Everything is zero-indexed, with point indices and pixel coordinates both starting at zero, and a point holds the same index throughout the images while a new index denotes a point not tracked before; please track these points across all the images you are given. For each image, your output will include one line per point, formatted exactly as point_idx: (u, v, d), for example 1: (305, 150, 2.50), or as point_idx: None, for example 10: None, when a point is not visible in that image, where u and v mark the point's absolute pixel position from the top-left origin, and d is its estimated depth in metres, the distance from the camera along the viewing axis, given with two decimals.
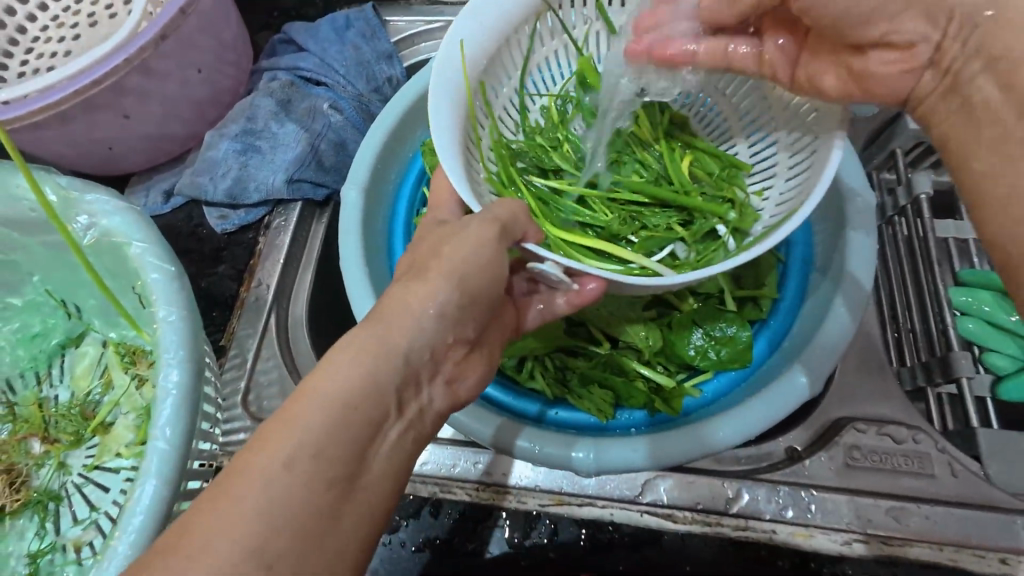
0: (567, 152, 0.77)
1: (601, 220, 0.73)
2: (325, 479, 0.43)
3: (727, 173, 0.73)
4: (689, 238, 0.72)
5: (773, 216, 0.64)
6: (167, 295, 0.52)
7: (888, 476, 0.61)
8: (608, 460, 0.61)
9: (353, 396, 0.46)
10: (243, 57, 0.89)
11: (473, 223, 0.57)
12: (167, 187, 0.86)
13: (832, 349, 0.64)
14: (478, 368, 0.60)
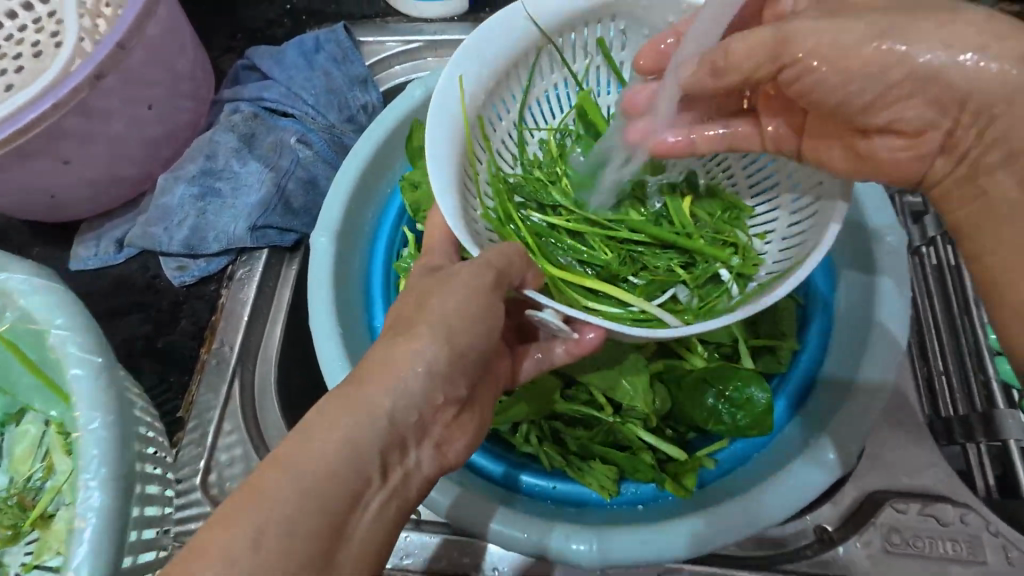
0: (565, 188, 0.68)
1: (599, 259, 0.64)
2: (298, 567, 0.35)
3: (732, 213, 0.66)
4: (691, 281, 0.64)
5: (777, 267, 0.58)
6: (90, 393, 0.46)
7: (931, 564, 0.53)
8: (614, 551, 0.53)
9: (326, 480, 0.38)
10: (202, 87, 0.81)
11: (462, 273, 0.49)
12: (120, 235, 0.78)
13: (862, 414, 0.57)
14: (471, 429, 0.50)
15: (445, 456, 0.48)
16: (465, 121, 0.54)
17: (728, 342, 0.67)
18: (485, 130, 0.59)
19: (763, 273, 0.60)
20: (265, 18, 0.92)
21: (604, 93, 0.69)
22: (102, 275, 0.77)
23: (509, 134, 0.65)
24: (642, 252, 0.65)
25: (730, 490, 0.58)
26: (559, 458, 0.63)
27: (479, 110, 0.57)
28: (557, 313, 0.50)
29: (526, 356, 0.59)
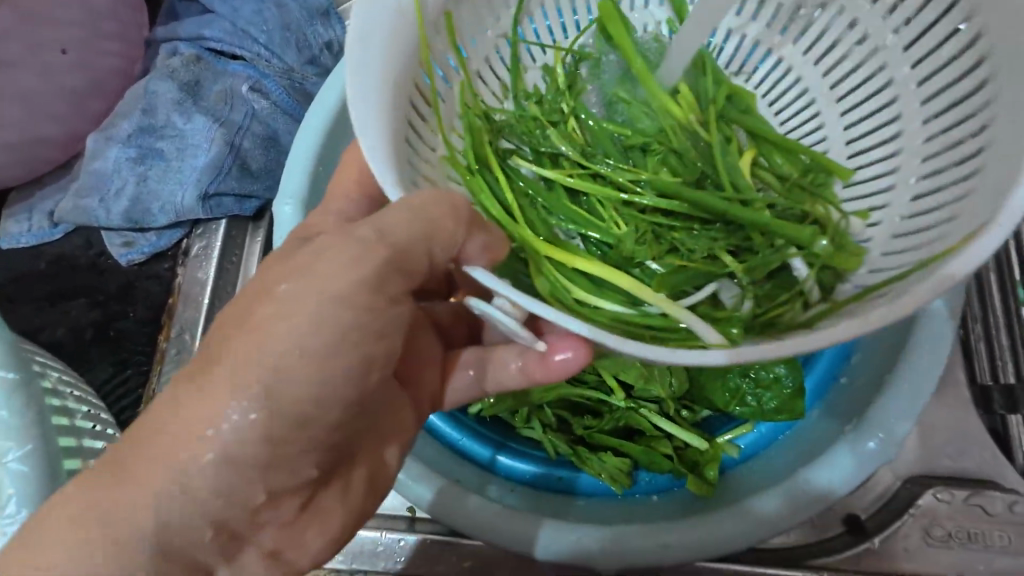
0: (573, 131, 0.47)
1: (609, 233, 0.43)
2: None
3: (812, 179, 0.44)
4: (744, 273, 0.41)
5: (908, 259, 0.37)
6: (4, 416, 0.36)
7: (975, 554, 0.49)
8: (632, 552, 0.48)
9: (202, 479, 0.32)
10: (131, 25, 0.68)
11: (386, 215, 0.33)
12: (53, 207, 0.67)
13: (910, 396, 0.49)
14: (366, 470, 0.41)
15: (291, 561, 0.37)
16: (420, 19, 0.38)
17: None
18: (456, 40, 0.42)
19: (869, 271, 0.39)
20: None
21: (641, 7, 0.53)
22: (39, 254, 0.67)
23: (494, 55, 0.48)
24: (672, 227, 0.43)
25: (759, 480, 0.53)
26: (565, 447, 0.57)
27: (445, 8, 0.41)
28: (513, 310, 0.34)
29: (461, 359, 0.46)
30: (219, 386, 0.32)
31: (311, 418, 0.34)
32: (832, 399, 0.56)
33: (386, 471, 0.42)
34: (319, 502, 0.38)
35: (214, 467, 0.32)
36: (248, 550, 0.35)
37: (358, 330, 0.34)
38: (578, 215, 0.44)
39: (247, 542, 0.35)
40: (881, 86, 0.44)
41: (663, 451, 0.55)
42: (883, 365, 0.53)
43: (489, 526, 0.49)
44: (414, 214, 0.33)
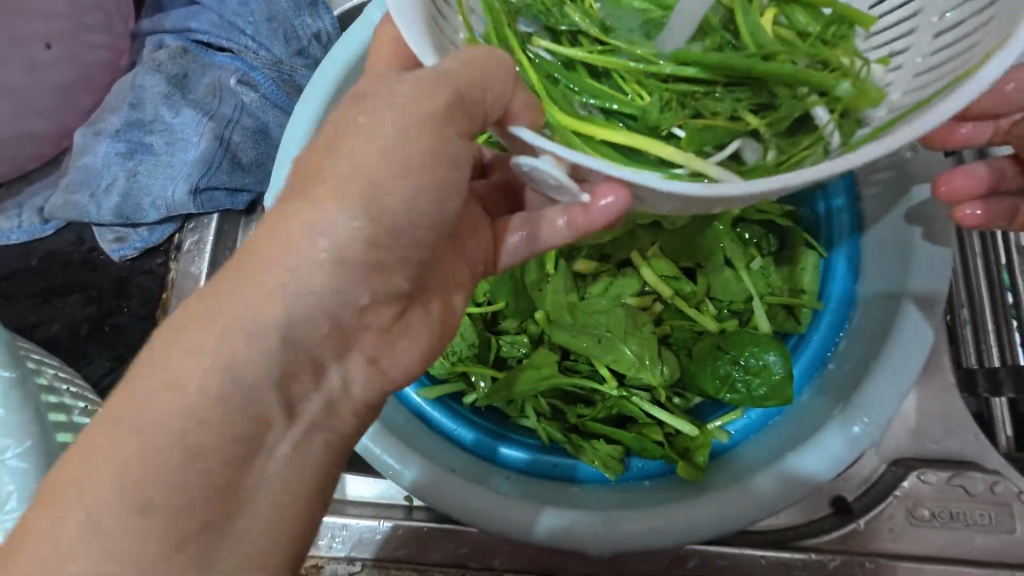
0: (589, 10, 0.46)
1: (629, 106, 0.43)
2: (212, 466, 0.29)
3: (833, 33, 0.44)
4: (766, 128, 0.40)
5: (929, 88, 0.36)
6: (2, 413, 0.37)
7: (957, 534, 0.50)
8: (622, 537, 0.49)
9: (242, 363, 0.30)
10: (115, 17, 0.67)
11: (406, 80, 0.33)
12: (44, 204, 0.67)
13: (911, 354, 0.51)
14: (421, 329, 0.40)
15: (384, 371, 0.38)
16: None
17: (743, 301, 0.62)
18: None
19: (888, 109, 0.38)
20: None
21: None
22: (30, 251, 0.67)
23: None
24: (696, 93, 0.43)
25: (748, 463, 0.54)
26: (558, 435, 0.58)
27: None
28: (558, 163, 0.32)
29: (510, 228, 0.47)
30: (298, 233, 0.32)
31: (387, 249, 0.34)
32: (820, 383, 0.57)
33: (454, 312, 0.43)
34: (403, 321, 0.38)
35: (304, 306, 0.32)
36: (347, 357, 0.35)
37: (408, 167, 0.32)
38: (602, 92, 0.43)
39: (335, 362, 0.35)
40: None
41: (654, 438, 0.56)
42: (872, 346, 0.54)
43: (483, 513, 0.50)
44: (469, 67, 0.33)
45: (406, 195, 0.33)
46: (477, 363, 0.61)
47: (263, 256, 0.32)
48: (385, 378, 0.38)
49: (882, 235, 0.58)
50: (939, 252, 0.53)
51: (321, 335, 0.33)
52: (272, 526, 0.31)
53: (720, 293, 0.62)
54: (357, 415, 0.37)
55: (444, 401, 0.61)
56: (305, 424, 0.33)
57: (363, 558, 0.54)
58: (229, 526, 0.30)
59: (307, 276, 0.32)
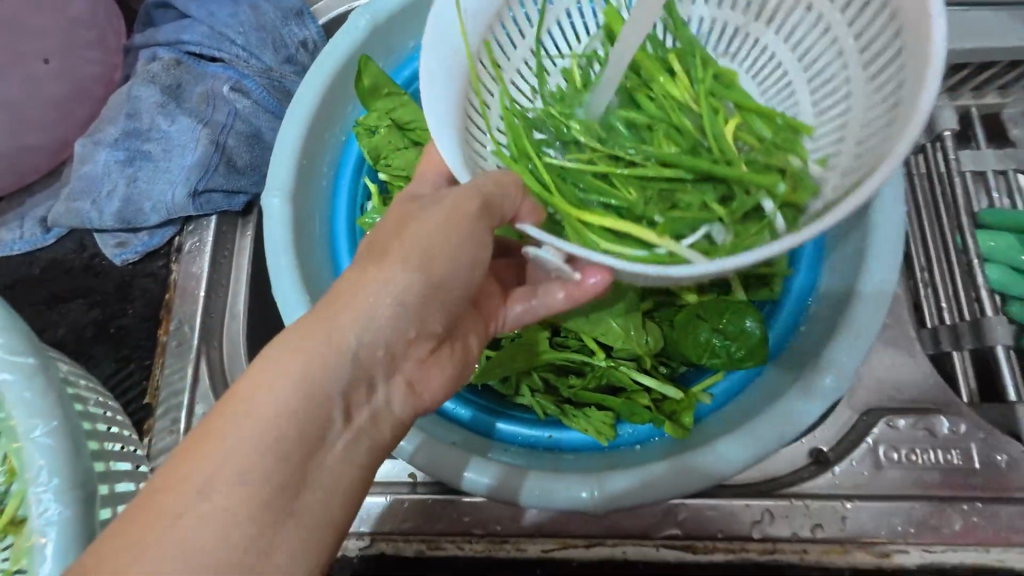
0: (586, 117, 0.53)
1: (620, 200, 0.49)
2: (289, 460, 0.33)
3: (783, 139, 0.49)
4: (729, 217, 0.47)
5: (850, 181, 0.40)
6: (28, 397, 0.39)
7: (925, 473, 0.54)
8: (615, 495, 0.52)
9: (298, 405, 0.33)
10: (109, 32, 0.70)
11: (447, 196, 0.40)
12: (45, 213, 0.69)
13: (880, 304, 0.55)
14: (446, 366, 0.45)
15: (420, 397, 0.43)
16: (470, 55, 0.46)
17: (721, 272, 0.65)
18: (494, 58, 0.50)
19: (824, 197, 0.43)
20: None
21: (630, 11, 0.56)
22: (32, 260, 0.69)
23: (526, 63, 0.54)
24: (673, 187, 0.50)
25: (731, 420, 0.57)
26: (552, 406, 0.61)
27: (483, 36, 0.48)
28: (557, 250, 0.39)
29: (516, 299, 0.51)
30: (364, 288, 0.38)
31: (431, 297, 0.39)
32: (794, 343, 0.60)
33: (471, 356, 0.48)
34: (437, 354, 0.44)
35: (371, 333, 0.37)
36: (392, 380, 0.40)
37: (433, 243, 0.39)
38: (597, 185, 0.50)
39: (382, 384, 0.39)
40: (826, 46, 0.49)
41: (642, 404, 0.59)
42: (839, 309, 0.58)
43: (483, 482, 0.53)
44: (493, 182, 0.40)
45: (446, 255, 0.39)
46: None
47: (336, 304, 0.37)
48: (419, 404, 0.43)
49: (849, 228, 0.61)
50: (893, 216, 0.57)
51: (381, 360, 0.38)
52: (318, 523, 0.33)
53: None
54: (392, 432, 0.41)
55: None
56: (356, 431, 0.37)
57: (372, 532, 0.57)
58: (287, 521, 0.32)
59: (373, 310, 0.37)
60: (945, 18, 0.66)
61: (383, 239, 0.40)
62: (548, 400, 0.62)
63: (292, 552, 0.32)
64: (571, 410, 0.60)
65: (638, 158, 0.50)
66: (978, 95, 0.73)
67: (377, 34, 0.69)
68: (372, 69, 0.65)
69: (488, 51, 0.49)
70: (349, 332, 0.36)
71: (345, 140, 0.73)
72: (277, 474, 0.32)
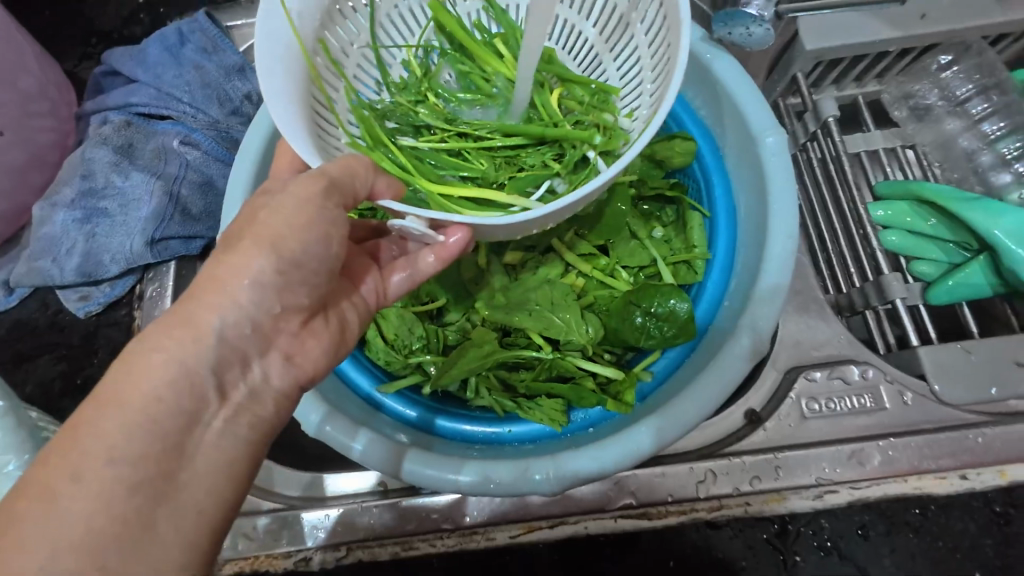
0: (434, 104, 0.61)
1: (473, 169, 0.57)
2: (161, 444, 0.36)
3: (598, 99, 0.58)
4: (564, 170, 0.55)
5: (649, 118, 0.50)
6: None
7: (845, 419, 0.59)
8: (568, 472, 0.56)
9: (162, 391, 0.37)
10: (60, 101, 0.74)
11: (295, 180, 0.43)
12: (7, 276, 0.72)
13: (778, 276, 0.62)
14: (322, 338, 0.47)
15: (299, 366, 0.46)
16: (305, 47, 0.49)
17: (649, 264, 0.72)
18: (333, 56, 0.54)
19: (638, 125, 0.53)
20: (118, 16, 0.86)
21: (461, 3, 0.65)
22: None
23: (365, 57, 0.60)
24: (519, 154, 0.58)
25: (670, 393, 0.63)
26: (509, 403, 0.66)
27: (319, 35, 0.52)
28: (418, 218, 0.44)
29: (396, 269, 0.54)
30: (220, 277, 0.40)
31: (291, 279, 0.42)
32: (719, 318, 0.67)
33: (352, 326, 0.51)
34: (312, 325, 0.46)
35: (233, 317, 0.40)
36: (267, 356, 0.43)
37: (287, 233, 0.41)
38: (452, 162, 0.57)
39: (257, 360, 0.43)
40: (623, 27, 0.58)
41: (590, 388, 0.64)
42: (750, 282, 0.65)
43: (446, 477, 0.57)
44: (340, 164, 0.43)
45: (302, 240, 0.42)
46: (430, 354, 0.68)
47: (194, 297, 0.40)
48: (300, 373, 0.46)
49: (754, 210, 0.69)
50: (785, 194, 0.65)
51: (249, 338, 0.41)
52: (202, 498, 0.37)
53: (629, 261, 0.72)
54: (275, 405, 0.44)
55: (402, 394, 0.68)
56: (234, 408, 0.41)
57: (347, 541, 0.60)
58: (167, 498, 0.36)
59: (233, 296, 0.41)
60: (815, 20, 0.72)
61: (237, 228, 0.42)
62: (505, 396, 0.67)
63: (176, 527, 0.36)
64: (526, 404, 0.65)
65: (483, 134, 0.58)
66: (860, 84, 0.81)
67: None
68: None
69: (327, 50, 0.53)
70: (208, 319, 0.40)
71: None
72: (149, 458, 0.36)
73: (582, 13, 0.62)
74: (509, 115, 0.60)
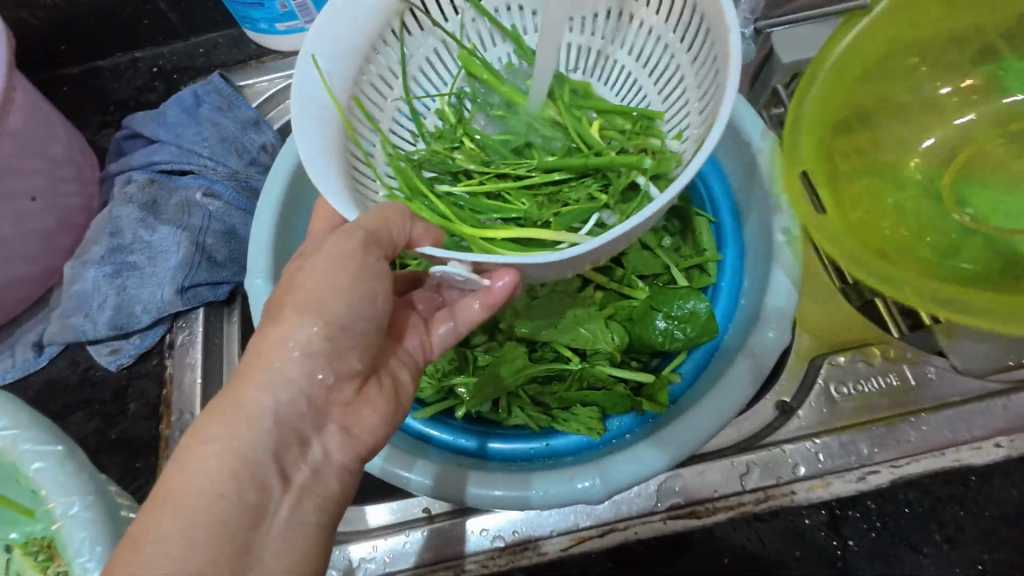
0: (470, 148, 0.64)
1: (515, 211, 0.60)
2: (227, 543, 0.37)
3: (640, 126, 0.61)
4: (612, 201, 0.58)
5: (700, 138, 0.53)
6: (61, 480, 0.42)
7: (875, 400, 0.61)
8: (614, 478, 0.57)
9: (221, 486, 0.38)
10: (84, 166, 0.77)
11: (328, 238, 0.45)
12: (36, 337, 0.73)
13: (791, 274, 0.64)
14: (378, 401, 0.48)
15: (358, 438, 0.46)
16: (339, 107, 0.53)
17: (664, 271, 0.74)
18: (365, 110, 0.58)
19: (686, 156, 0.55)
20: (133, 85, 0.90)
21: (490, 47, 0.66)
22: (26, 385, 0.72)
23: (399, 110, 0.64)
24: (561, 189, 0.61)
25: (702, 390, 0.64)
26: (545, 417, 0.67)
27: (352, 92, 0.56)
28: (461, 263, 0.45)
29: (438, 322, 0.55)
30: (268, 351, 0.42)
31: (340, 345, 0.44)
32: (737, 317, 0.69)
33: (404, 387, 0.51)
34: (367, 391, 0.47)
35: (287, 395, 0.42)
36: (325, 430, 0.44)
37: (326, 306, 0.43)
38: (493, 205, 0.60)
39: (316, 437, 0.44)
40: (665, 58, 0.60)
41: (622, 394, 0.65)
42: (763, 272, 0.68)
43: (494, 494, 0.57)
44: (376, 215, 0.45)
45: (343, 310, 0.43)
46: (461, 375, 0.69)
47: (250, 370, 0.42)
48: (359, 444, 0.46)
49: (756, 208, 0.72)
50: (784, 192, 0.68)
51: (304, 415, 0.43)
52: None
53: (643, 270, 0.74)
54: (338, 480, 0.44)
55: (438, 419, 0.68)
56: (297, 491, 0.41)
57: (398, 569, 0.59)
58: None
59: (283, 371, 0.42)
60: (788, 34, 0.78)
61: (279, 303, 0.44)
62: (539, 412, 0.68)
63: None
64: (563, 415, 0.66)
65: (523, 173, 0.61)
66: None
67: None
68: None
69: (359, 106, 0.58)
70: (262, 397, 0.41)
71: None
72: (218, 551, 0.36)
73: (607, 37, 0.65)
74: (543, 149, 0.63)
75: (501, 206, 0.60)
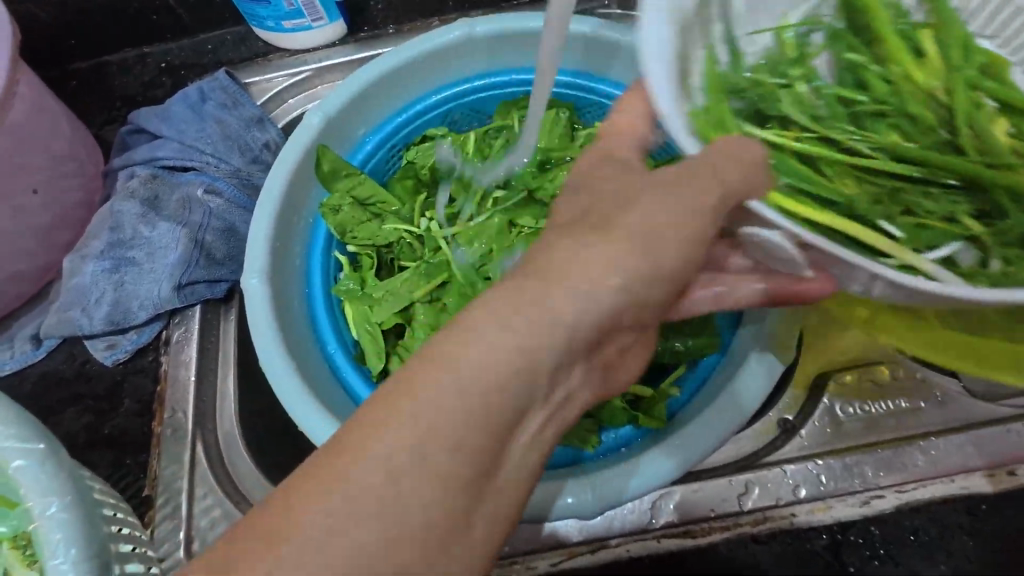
0: (800, 94, 0.52)
1: (835, 193, 0.47)
2: (459, 488, 0.33)
3: None
4: (988, 237, 0.47)
5: None
6: (41, 480, 0.42)
7: (879, 422, 0.58)
8: (606, 493, 0.55)
9: (476, 417, 0.34)
10: (88, 161, 0.78)
11: (698, 161, 0.41)
12: (35, 330, 0.74)
13: None
14: (638, 355, 0.48)
15: (611, 380, 0.45)
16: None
17: None
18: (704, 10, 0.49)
19: None
20: (141, 80, 0.91)
21: None
22: (24, 377, 0.72)
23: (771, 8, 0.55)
24: (904, 185, 0.48)
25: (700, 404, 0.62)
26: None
27: None
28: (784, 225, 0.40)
29: (734, 255, 0.52)
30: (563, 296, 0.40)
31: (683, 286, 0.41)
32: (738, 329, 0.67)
33: (638, 356, 0.49)
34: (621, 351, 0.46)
35: (591, 313, 0.38)
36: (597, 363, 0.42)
37: (677, 227, 0.41)
38: (811, 176, 0.48)
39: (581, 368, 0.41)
40: None
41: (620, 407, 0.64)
42: None
43: None
44: (738, 163, 0.41)
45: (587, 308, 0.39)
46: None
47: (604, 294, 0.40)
48: (608, 387, 0.45)
49: None
50: None
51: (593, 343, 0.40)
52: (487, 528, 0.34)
53: None
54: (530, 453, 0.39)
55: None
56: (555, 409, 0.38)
57: None
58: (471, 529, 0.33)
59: (597, 291, 0.39)
60: None
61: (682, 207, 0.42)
62: None
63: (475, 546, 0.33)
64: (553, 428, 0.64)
65: (868, 151, 0.49)
66: None
67: (330, 129, 0.78)
68: (331, 155, 0.74)
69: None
70: (570, 309, 0.38)
71: (314, 223, 0.80)
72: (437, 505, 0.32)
73: None
74: (927, 128, 0.50)
75: (810, 173, 0.48)
